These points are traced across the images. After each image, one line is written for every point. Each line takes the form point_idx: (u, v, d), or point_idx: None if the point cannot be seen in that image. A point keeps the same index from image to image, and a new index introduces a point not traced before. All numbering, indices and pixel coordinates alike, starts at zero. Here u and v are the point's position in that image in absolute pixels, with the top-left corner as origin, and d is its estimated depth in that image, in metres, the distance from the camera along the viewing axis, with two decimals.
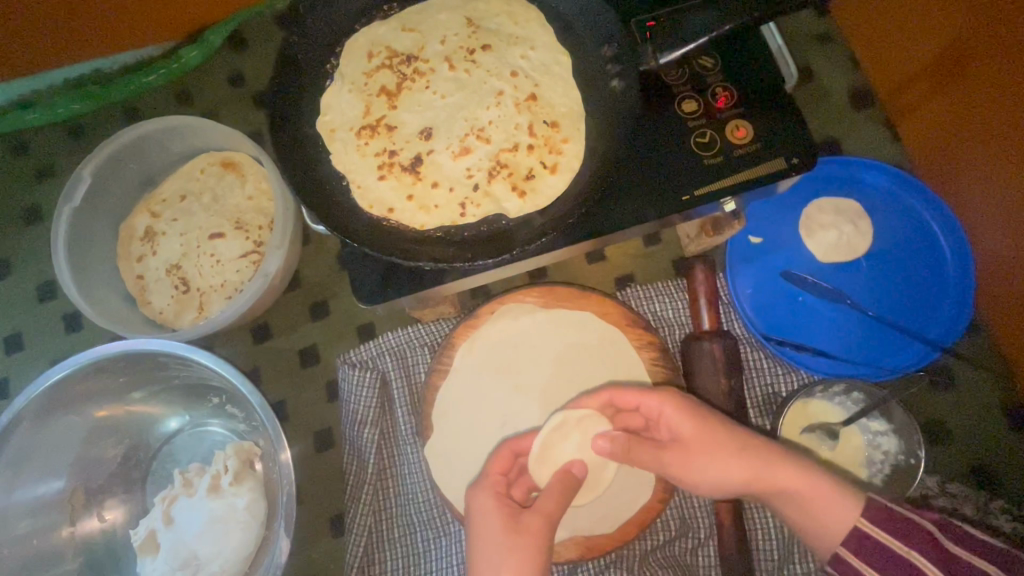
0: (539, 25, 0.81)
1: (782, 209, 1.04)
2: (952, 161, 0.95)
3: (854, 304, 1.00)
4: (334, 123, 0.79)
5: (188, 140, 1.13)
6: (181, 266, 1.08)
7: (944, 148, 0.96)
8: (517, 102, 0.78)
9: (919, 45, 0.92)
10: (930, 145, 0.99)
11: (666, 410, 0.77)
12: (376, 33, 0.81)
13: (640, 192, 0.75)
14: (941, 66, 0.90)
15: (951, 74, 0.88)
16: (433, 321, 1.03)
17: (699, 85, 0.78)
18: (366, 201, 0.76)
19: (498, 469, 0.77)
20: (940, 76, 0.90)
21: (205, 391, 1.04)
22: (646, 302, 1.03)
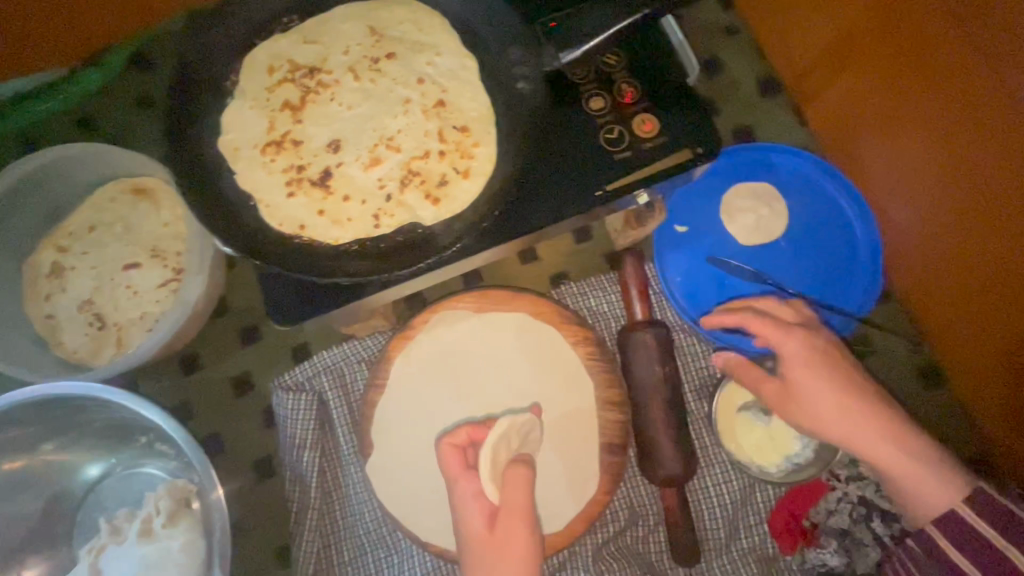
0: (444, 31, 0.80)
1: (703, 197, 1.08)
2: (862, 141, 0.99)
3: (776, 283, 1.04)
4: (237, 141, 0.76)
5: (93, 168, 1.06)
6: (95, 301, 1.02)
7: (853, 129, 1.00)
8: (425, 109, 0.77)
9: (816, 32, 0.97)
10: (839, 127, 1.03)
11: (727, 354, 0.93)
12: (276, 46, 0.79)
13: (554, 192, 0.75)
14: (837, 51, 0.95)
15: (856, 57, 0.91)
16: (367, 336, 1.00)
17: (605, 82, 0.79)
18: (276, 219, 0.74)
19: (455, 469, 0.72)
20: (846, 60, 0.94)
21: (130, 433, 0.97)
22: (581, 298, 1.05)
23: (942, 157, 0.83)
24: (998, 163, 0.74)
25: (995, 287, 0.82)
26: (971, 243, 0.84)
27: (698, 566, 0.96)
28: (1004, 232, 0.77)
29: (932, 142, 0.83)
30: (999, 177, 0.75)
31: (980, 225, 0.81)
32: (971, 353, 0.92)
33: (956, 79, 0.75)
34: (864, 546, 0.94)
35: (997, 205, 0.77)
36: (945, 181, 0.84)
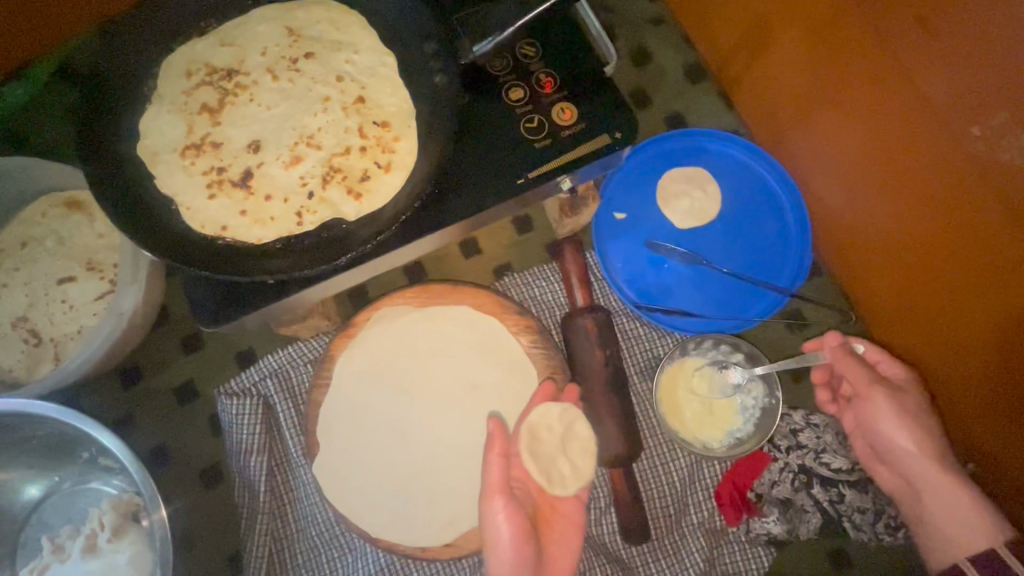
0: (361, 29, 0.81)
1: (640, 183, 1.10)
2: (793, 122, 1.01)
3: (713, 264, 1.07)
4: (155, 146, 0.76)
5: (21, 184, 1.03)
6: (29, 317, 1.00)
7: (784, 111, 1.02)
8: (345, 106, 0.78)
9: (739, 16, 1.00)
10: (769, 110, 1.06)
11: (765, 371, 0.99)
12: (193, 50, 0.79)
13: (475, 182, 0.77)
14: (759, 35, 0.98)
15: (782, 38, 0.93)
16: (312, 337, 1.01)
17: (523, 74, 0.81)
18: (197, 222, 0.74)
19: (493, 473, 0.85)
20: (773, 43, 0.96)
21: (71, 448, 0.95)
22: (525, 288, 1.07)
23: (867, 134, 0.85)
24: (914, 137, 0.77)
25: (924, 255, 0.85)
26: (896, 213, 0.87)
27: (649, 544, 0.98)
28: (925, 204, 0.80)
29: (857, 119, 0.86)
30: (916, 151, 0.78)
31: (903, 199, 0.84)
32: (904, 322, 0.96)
33: (875, 56, 0.77)
34: (805, 513, 0.97)
35: (915, 179, 0.80)
36: (872, 157, 0.87)
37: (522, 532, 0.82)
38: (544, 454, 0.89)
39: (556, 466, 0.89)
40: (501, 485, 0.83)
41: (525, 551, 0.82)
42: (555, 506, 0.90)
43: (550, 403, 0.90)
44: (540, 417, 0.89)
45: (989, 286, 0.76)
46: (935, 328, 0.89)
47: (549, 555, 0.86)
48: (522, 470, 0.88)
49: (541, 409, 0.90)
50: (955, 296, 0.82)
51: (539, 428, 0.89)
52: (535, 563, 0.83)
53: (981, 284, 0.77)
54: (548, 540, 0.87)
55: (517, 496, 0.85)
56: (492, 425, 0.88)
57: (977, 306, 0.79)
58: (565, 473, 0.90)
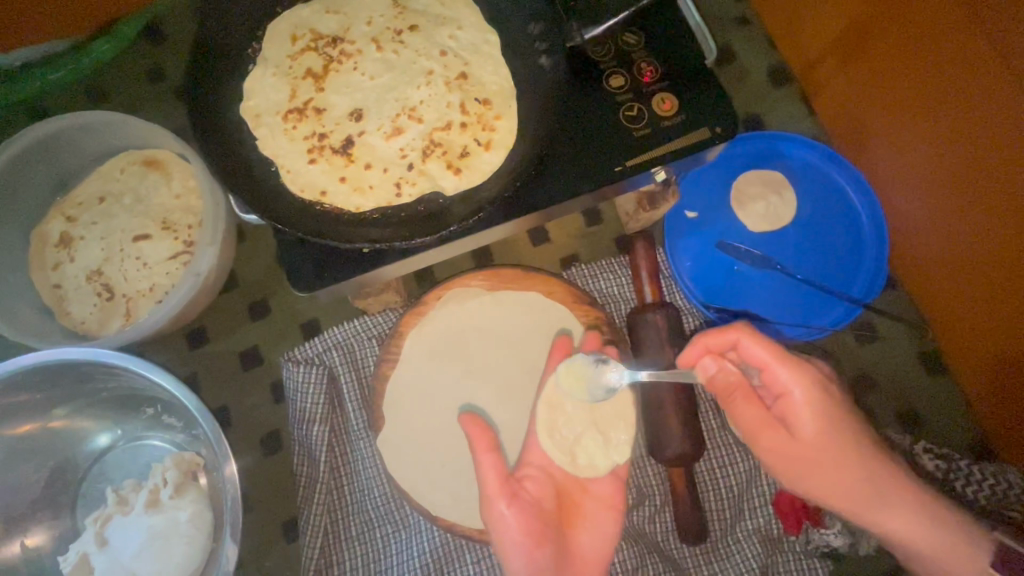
0: (466, 5, 0.81)
1: (714, 183, 1.08)
2: (875, 131, 0.99)
3: (784, 270, 1.05)
4: (259, 108, 0.76)
5: (104, 139, 1.06)
6: (104, 272, 1.01)
7: (866, 120, 0.99)
8: (447, 81, 0.77)
9: (825, 23, 0.99)
10: (849, 117, 1.04)
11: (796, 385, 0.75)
12: (299, 15, 0.79)
13: (574, 166, 0.76)
14: (842, 44, 0.97)
15: (873, 47, 0.90)
16: (378, 313, 1.01)
17: (625, 61, 0.80)
18: (297, 185, 0.74)
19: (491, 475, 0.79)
20: (863, 49, 0.93)
21: (139, 402, 0.97)
22: (592, 279, 1.06)
23: (956, 153, 0.83)
24: (1005, 162, 0.76)
25: (977, 280, 0.88)
26: (953, 236, 0.90)
27: (703, 545, 0.97)
28: (1010, 229, 0.79)
29: (946, 137, 0.83)
30: (1009, 177, 0.76)
31: (986, 222, 0.82)
32: (958, 337, 0.98)
33: (967, 83, 0.76)
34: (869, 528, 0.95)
35: (1002, 203, 0.78)
36: (953, 176, 0.85)
37: (528, 536, 0.76)
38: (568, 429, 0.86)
39: (584, 437, 0.85)
40: (498, 482, 0.79)
41: (539, 555, 0.76)
42: (586, 488, 0.85)
43: (564, 365, 0.88)
44: (557, 382, 0.87)
45: None
46: (981, 347, 0.93)
47: (579, 545, 0.82)
48: (539, 453, 0.84)
49: (556, 374, 0.88)
50: (1001, 321, 0.86)
51: (558, 397, 0.86)
52: (556, 564, 0.77)
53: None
54: (576, 529, 0.83)
55: (523, 494, 0.80)
56: (468, 422, 0.81)
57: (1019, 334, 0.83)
58: (594, 443, 0.86)
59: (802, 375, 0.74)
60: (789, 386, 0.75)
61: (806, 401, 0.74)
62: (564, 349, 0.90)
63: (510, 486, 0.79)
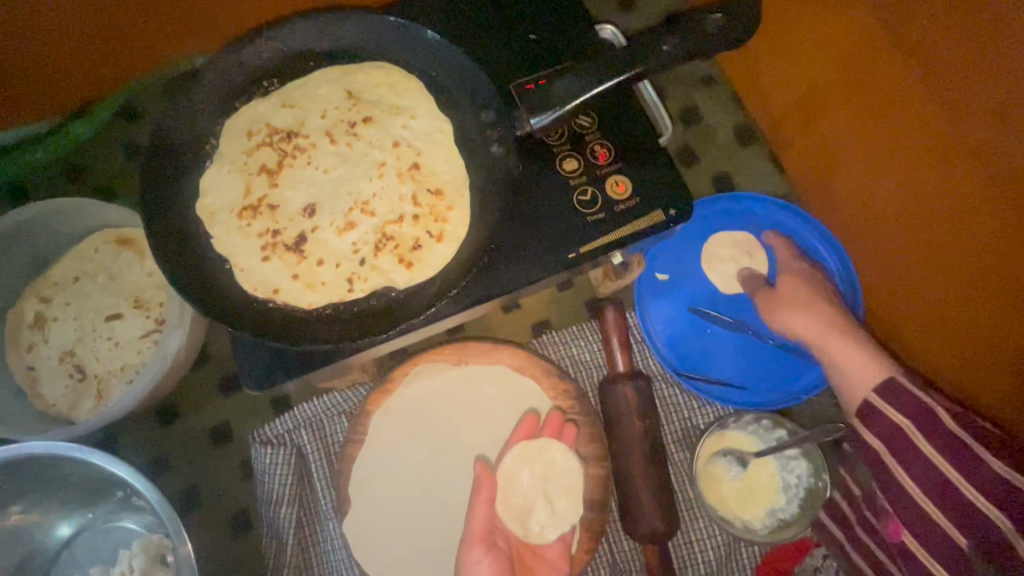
0: (419, 94, 0.82)
1: (684, 246, 1.08)
2: (844, 186, 0.97)
3: (757, 335, 1.04)
4: (214, 205, 0.77)
5: (78, 220, 1.07)
6: (76, 352, 1.03)
7: (834, 175, 0.98)
8: (400, 172, 0.78)
9: (788, 87, 1.00)
10: (818, 175, 1.03)
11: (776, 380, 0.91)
12: (255, 110, 0.81)
13: (527, 254, 0.76)
14: (806, 107, 0.98)
15: (838, 104, 0.89)
16: (348, 388, 1.00)
17: (578, 144, 0.81)
18: (250, 283, 0.74)
19: (480, 520, 0.83)
20: (829, 109, 0.92)
21: (107, 488, 0.95)
22: (563, 347, 1.05)
23: (918, 202, 0.82)
24: (962, 217, 0.75)
25: (947, 337, 0.87)
26: (918, 292, 0.89)
27: None
28: (972, 284, 0.77)
29: (913, 186, 0.81)
30: (980, 222, 0.72)
31: (953, 271, 0.80)
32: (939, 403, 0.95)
33: (920, 139, 0.77)
34: None
35: (963, 258, 0.78)
36: (915, 231, 0.85)
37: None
38: (521, 497, 0.92)
39: (536, 509, 0.91)
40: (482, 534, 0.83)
41: None
42: (539, 554, 0.90)
43: (526, 443, 0.93)
44: (517, 457, 0.93)
45: (1001, 373, 0.78)
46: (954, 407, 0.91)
47: None
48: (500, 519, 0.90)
49: (517, 449, 0.93)
50: (975, 377, 0.84)
51: (515, 467, 0.93)
52: None
53: (996, 371, 0.79)
54: None
55: (499, 545, 0.84)
56: (479, 468, 0.87)
57: (995, 391, 0.81)
58: (546, 517, 0.91)
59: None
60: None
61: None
62: (531, 428, 0.94)
63: (489, 536, 0.83)
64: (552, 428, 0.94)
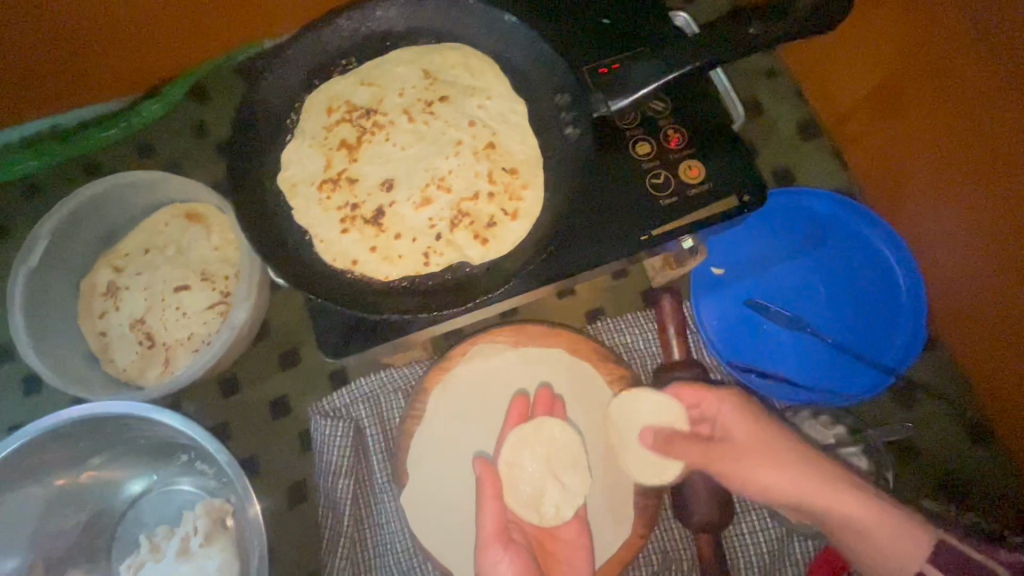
0: (494, 75, 0.83)
1: (741, 239, 1.07)
2: (939, 177, 0.88)
3: (815, 330, 1.02)
4: (295, 178, 0.80)
5: (151, 194, 1.11)
6: (145, 321, 1.06)
7: (926, 167, 0.90)
8: (475, 151, 0.80)
9: (852, 82, 1.00)
10: (898, 170, 0.97)
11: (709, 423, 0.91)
12: (335, 88, 0.83)
13: (600, 235, 0.76)
14: (870, 101, 0.97)
15: (925, 87, 0.84)
16: (405, 366, 1.02)
17: (651, 128, 0.81)
18: (329, 254, 0.77)
19: (490, 520, 0.82)
20: (913, 94, 0.87)
21: (173, 450, 1.00)
22: (617, 334, 1.05)
23: (987, 192, 0.80)
24: None
25: (1012, 335, 0.84)
26: (984, 288, 0.87)
27: None
28: None
29: (983, 175, 0.80)
30: None
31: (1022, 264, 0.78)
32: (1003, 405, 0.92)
33: (994, 126, 0.75)
34: None
35: None
36: (982, 224, 0.83)
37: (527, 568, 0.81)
38: (527, 483, 0.92)
39: (546, 492, 0.91)
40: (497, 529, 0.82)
41: None
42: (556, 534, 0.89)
43: (520, 428, 0.92)
44: (518, 441, 0.92)
45: None
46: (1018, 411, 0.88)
47: None
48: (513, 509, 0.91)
49: (514, 436, 0.92)
50: None
51: (516, 455, 0.92)
52: None
53: None
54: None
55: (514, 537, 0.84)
56: (479, 466, 0.86)
57: None
58: (558, 497, 0.91)
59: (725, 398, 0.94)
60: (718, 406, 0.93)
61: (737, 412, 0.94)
62: (522, 411, 0.93)
63: (505, 533, 0.83)
64: (543, 407, 0.94)
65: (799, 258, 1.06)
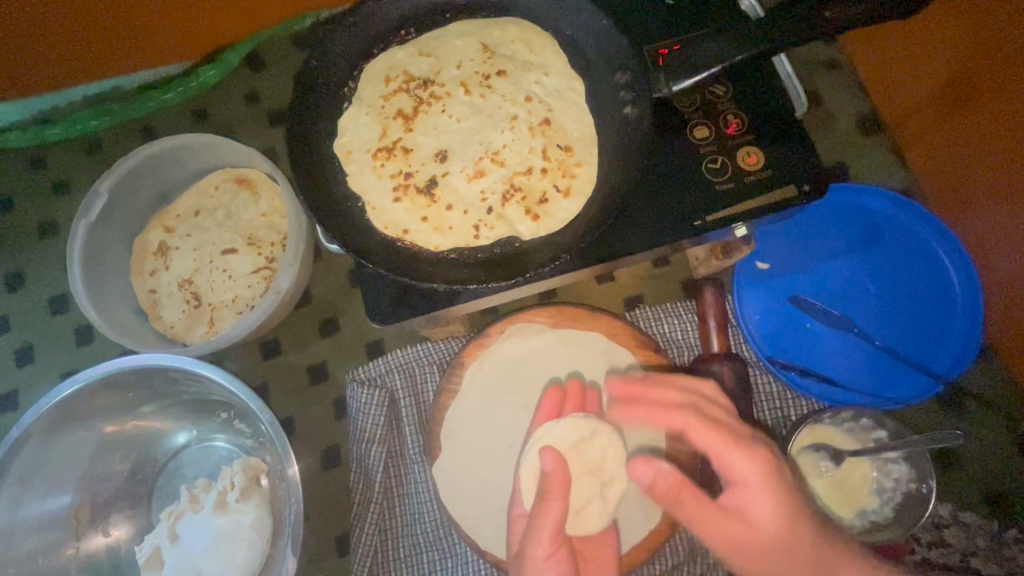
0: (553, 51, 0.83)
1: (789, 234, 1.04)
2: (1014, 179, 0.82)
3: (861, 332, 1.00)
4: (351, 144, 0.80)
5: (204, 158, 1.14)
6: (194, 281, 1.08)
7: (998, 169, 0.85)
8: (531, 126, 0.80)
9: (914, 78, 0.96)
10: (966, 171, 0.92)
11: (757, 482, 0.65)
12: (394, 57, 0.83)
13: (652, 217, 0.75)
14: (933, 99, 0.94)
15: (1002, 85, 0.79)
16: (442, 340, 1.03)
17: (711, 113, 0.79)
18: (381, 222, 0.78)
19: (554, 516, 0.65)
20: (987, 92, 0.82)
21: (214, 407, 1.04)
22: (655, 322, 1.03)
23: None
24: None
25: None
26: None
27: None
28: None
29: None
30: None
31: None
32: None
33: None
34: None
35: None
36: None
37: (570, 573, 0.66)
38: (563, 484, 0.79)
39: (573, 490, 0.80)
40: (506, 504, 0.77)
41: None
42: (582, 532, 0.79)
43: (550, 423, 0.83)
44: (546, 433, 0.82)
45: None
46: None
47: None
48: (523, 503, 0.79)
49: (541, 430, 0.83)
50: None
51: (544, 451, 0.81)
52: None
53: None
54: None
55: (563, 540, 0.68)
56: (549, 461, 0.66)
57: None
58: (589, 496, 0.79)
59: (755, 458, 0.64)
60: (744, 473, 0.64)
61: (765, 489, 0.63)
62: (556, 404, 0.84)
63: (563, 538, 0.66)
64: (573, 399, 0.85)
65: (849, 257, 1.03)
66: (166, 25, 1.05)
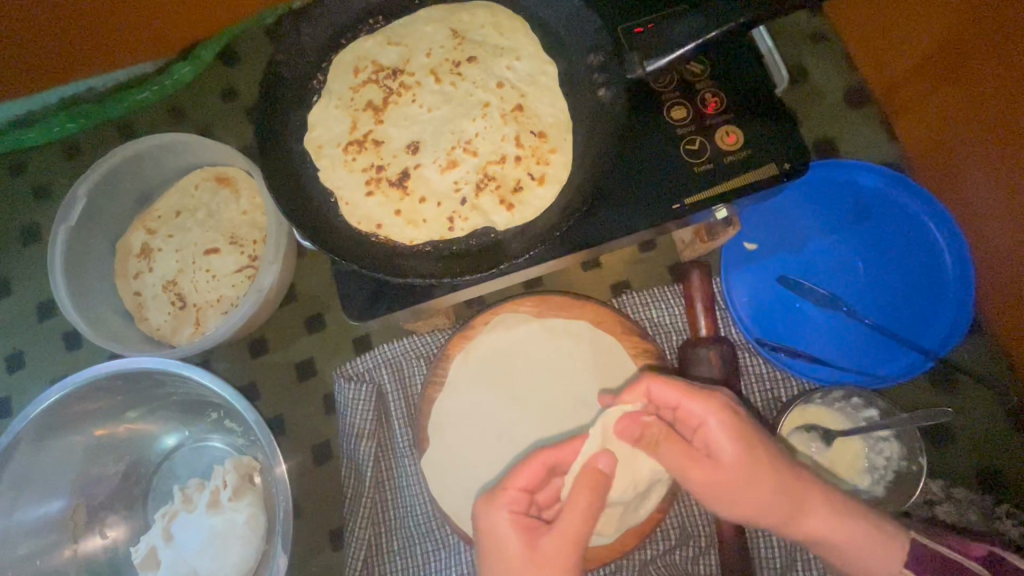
0: (525, 35, 0.81)
1: (776, 213, 1.02)
2: (1010, 141, 0.79)
3: (850, 310, 0.98)
4: (322, 139, 0.79)
5: (182, 157, 1.13)
6: (177, 282, 1.07)
7: (995, 131, 0.81)
8: (503, 113, 0.78)
9: (898, 45, 0.94)
10: (959, 136, 0.88)
11: (710, 420, 0.72)
12: (362, 47, 0.81)
13: (628, 201, 0.74)
14: (918, 66, 0.92)
15: (989, 45, 0.76)
16: (427, 333, 1.03)
17: (688, 91, 0.77)
18: (354, 217, 0.77)
19: (516, 484, 0.70)
20: (974, 54, 0.79)
21: (204, 407, 1.04)
22: (643, 308, 1.02)
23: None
24: None
25: None
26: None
27: None
28: None
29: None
30: None
31: None
32: None
33: None
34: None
35: None
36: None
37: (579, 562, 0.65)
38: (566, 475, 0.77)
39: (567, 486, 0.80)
40: (516, 489, 0.70)
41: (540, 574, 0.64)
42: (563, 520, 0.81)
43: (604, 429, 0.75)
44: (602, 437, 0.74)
45: None
46: None
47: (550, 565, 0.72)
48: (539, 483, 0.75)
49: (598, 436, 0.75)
50: None
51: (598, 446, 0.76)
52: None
53: None
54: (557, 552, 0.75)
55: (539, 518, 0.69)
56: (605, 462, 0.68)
57: None
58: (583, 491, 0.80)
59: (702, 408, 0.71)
60: (703, 416, 0.72)
61: (718, 424, 0.72)
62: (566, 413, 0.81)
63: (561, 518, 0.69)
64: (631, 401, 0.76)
65: (840, 235, 1.01)
66: (135, 29, 1.03)
